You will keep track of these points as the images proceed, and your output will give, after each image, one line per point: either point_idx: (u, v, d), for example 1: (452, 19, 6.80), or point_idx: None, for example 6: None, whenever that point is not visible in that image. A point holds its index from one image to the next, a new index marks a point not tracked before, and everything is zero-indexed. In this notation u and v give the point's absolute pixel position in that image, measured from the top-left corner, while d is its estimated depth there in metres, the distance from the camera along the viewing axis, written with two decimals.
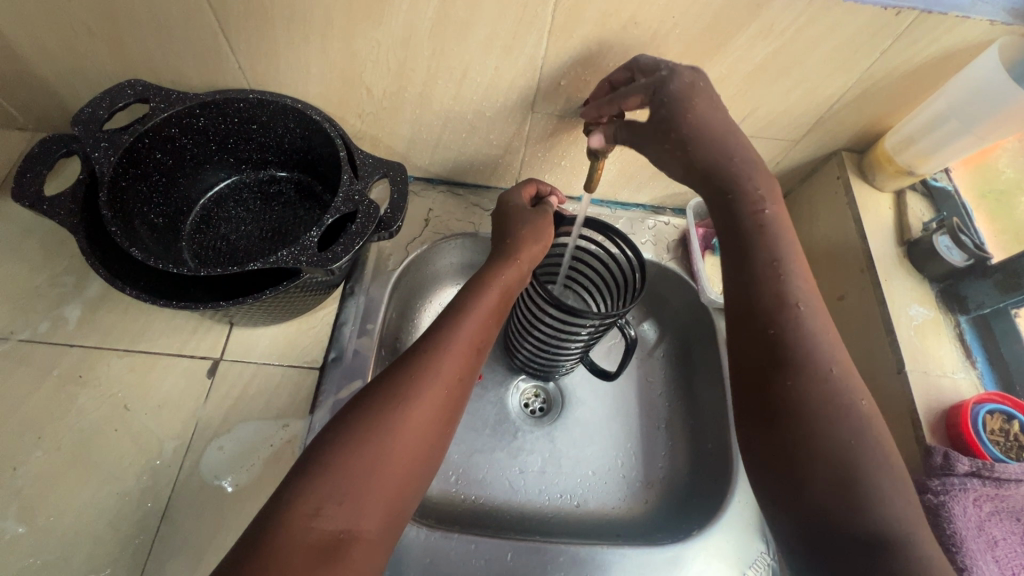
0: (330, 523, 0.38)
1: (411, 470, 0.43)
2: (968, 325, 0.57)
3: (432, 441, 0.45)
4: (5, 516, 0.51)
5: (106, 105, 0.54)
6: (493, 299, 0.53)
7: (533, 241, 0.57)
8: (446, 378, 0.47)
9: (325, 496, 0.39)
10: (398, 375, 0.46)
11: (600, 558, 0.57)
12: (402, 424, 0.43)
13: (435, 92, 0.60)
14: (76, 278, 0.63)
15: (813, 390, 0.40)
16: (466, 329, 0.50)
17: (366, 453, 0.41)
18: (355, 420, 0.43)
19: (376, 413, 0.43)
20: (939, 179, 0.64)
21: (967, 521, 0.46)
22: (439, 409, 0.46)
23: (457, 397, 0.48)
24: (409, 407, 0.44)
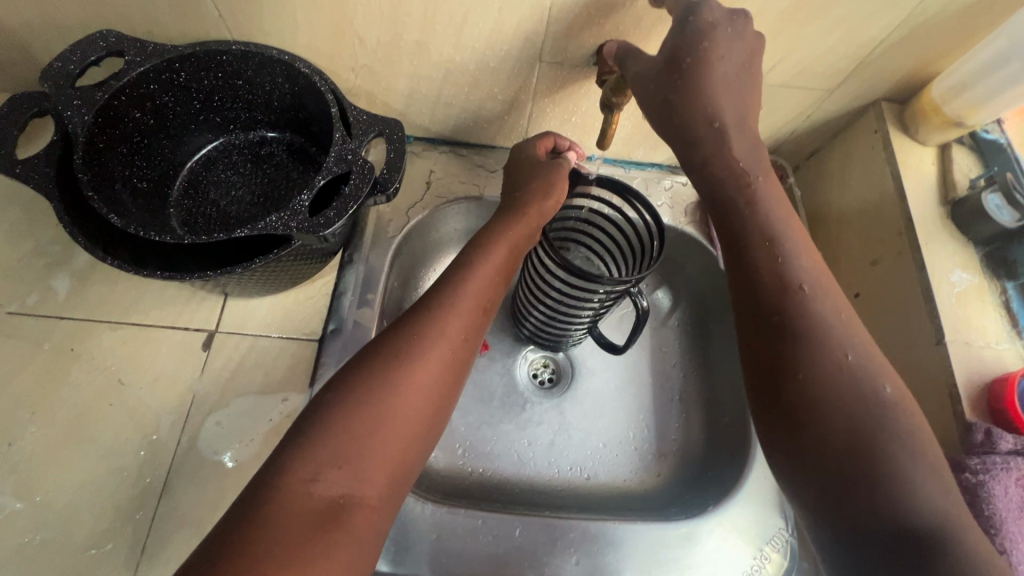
0: (331, 488, 0.35)
1: (416, 432, 0.40)
2: (1016, 292, 0.52)
3: (438, 402, 0.42)
4: (3, 492, 0.50)
5: (77, 58, 0.49)
6: (503, 255, 0.50)
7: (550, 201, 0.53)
8: (451, 336, 0.44)
9: (325, 460, 0.36)
10: (400, 334, 0.43)
11: (612, 532, 0.55)
12: (406, 384, 0.41)
13: (433, 40, 0.55)
14: (62, 248, 0.60)
15: (831, 374, 0.38)
16: (470, 287, 0.47)
17: (368, 414, 0.38)
18: (354, 381, 0.40)
19: (376, 374, 0.40)
20: (990, 130, 0.57)
21: (1008, 501, 0.42)
22: (445, 369, 0.43)
23: (462, 357, 0.45)
24: (412, 367, 0.41)
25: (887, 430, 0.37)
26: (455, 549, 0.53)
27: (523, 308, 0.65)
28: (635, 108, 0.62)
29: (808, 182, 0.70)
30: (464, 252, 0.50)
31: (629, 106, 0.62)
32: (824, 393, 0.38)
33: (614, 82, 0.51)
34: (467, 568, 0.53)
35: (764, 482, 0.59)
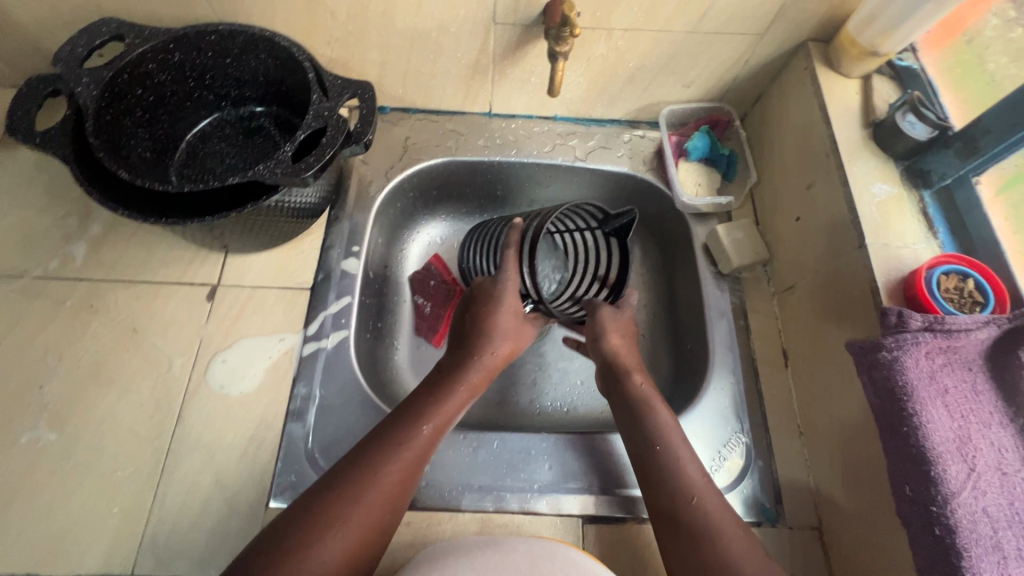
0: (336, 553, 0.45)
1: (393, 508, 0.49)
2: (933, 199, 0.57)
3: (411, 481, 0.51)
4: (38, 426, 0.57)
5: (84, 41, 0.56)
6: (482, 369, 0.59)
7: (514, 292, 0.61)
8: (405, 462, 0.51)
9: (329, 543, 0.45)
10: (359, 460, 0.50)
11: (581, 442, 0.61)
12: (383, 480, 0.49)
13: (396, 10, 0.61)
14: (78, 218, 0.67)
15: (695, 511, 0.49)
16: (455, 394, 0.56)
17: (362, 505, 0.47)
18: (353, 478, 0.48)
19: (374, 470, 0.49)
20: (904, 59, 0.63)
21: (918, 371, 0.47)
22: (398, 479, 0.50)
23: (413, 469, 0.52)
24: (398, 458, 0.50)
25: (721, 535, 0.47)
26: (437, 460, 0.59)
27: (482, 245, 0.71)
28: (586, 64, 0.68)
29: (755, 125, 0.76)
30: (446, 369, 0.59)
31: (580, 61, 0.68)
32: (693, 510, 0.49)
33: (554, 33, 0.57)
34: (449, 475, 0.58)
35: (722, 393, 0.64)
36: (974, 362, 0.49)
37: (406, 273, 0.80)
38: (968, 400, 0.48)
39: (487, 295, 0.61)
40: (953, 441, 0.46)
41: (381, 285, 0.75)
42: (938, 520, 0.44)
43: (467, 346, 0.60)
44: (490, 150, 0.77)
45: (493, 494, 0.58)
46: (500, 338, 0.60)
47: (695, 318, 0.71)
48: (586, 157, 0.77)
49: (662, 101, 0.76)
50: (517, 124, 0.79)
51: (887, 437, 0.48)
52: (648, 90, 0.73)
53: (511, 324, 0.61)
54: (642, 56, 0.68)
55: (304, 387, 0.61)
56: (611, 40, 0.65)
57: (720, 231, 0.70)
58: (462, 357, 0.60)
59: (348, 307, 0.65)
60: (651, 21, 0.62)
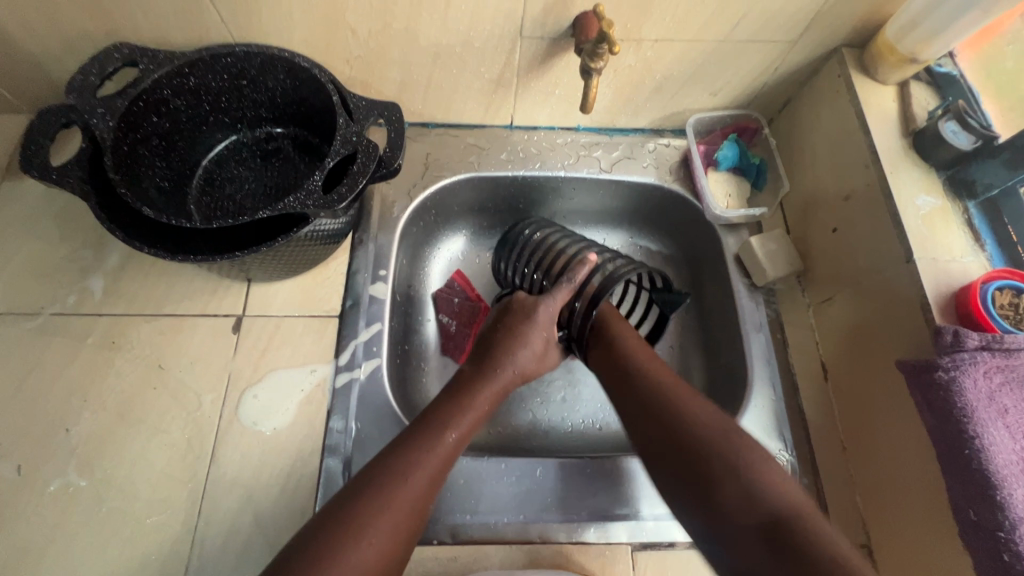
0: (365, 561, 0.41)
1: (420, 517, 0.46)
2: (977, 210, 0.56)
3: (433, 491, 0.47)
4: (67, 471, 0.55)
5: (96, 70, 0.53)
6: (506, 381, 0.56)
7: (549, 321, 0.58)
8: (433, 470, 0.47)
9: (360, 554, 0.41)
10: (389, 466, 0.46)
11: (624, 466, 0.60)
12: (413, 486, 0.46)
13: (420, 26, 0.59)
14: (93, 250, 0.65)
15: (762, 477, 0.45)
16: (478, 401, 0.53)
17: (389, 514, 0.43)
18: (381, 485, 0.45)
19: (401, 475, 0.46)
20: (943, 65, 0.62)
21: (977, 392, 0.46)
22: (425, 487, 0.46)
23: (439, 477, 0.48)
24: (426, 466, 0.47)
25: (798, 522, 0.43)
26: (480, 491, 0.58)
27: (513, 252, 0.71)
28: (613, 74, 0.66)
29: (783, 132, 0.75)
30: (469, 375, 0.56)
31: (607, 72, 0.66)
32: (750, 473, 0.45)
33: (589, 48, 0.55)
34: (494, 506, 0.57)
35: (763, 410, 0.63)
36: None
37: (430, 292, 0.77)
38: None
39: (524, 310, 0.58)
40: (1015, 463, 0.45)
41: (407, 307, 0.73)
42: (1006, 546, 0.43)
43: (492, 351, 0.57)
44: (513, 164, 0.75)
45: (540, 525, 0.57)
46: (525, 354, 0.57)
47: (729, 331, 0.70)
48: (611, 169, 0.75)
49: (689, 109, 0.74)
50: (539, 136, 0.77)
51: (946, 460, 0.47)
52: (675, 98, 0.72)
53: (538, 348, 0.58)
54: (671, 66, 0.66)
55: (339, 421, 0.59)
56: (641, 51, 0.63)
57: (754, 242, 0.69)
58: (486, 364, 0.56)
59: (378, 334, 0.64)
60: (683, 30, 0.60)
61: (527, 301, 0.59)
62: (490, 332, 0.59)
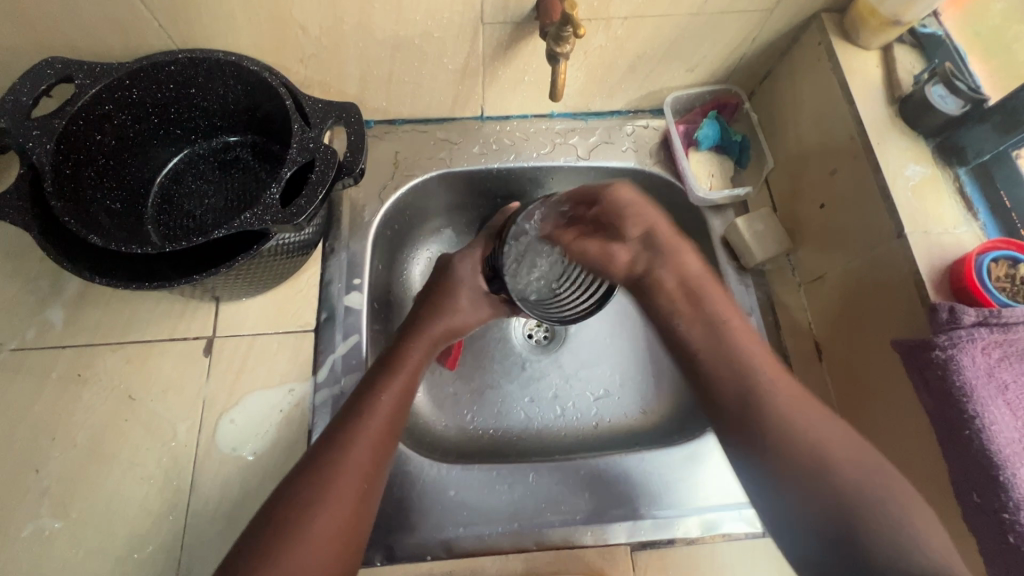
0: (329, 519, 0.43)
1: (373, 468, 0.46)
2: (968, 177, 0.54)
3: (385, 454, 0.48)
4: (40, 514, 0.53)
5: (27, 88, 0.49)
6: (435, 333, 0.57)
7: (470, 274, 0.61)
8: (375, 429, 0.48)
9: (317, 521, 0.42)
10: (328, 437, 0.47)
11: (619, 465, 0.58)
12: (359, 444, 0.46)
13: (374, 19, 0.55)
14: (50, 279, 0.61)
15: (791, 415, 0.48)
16: (411, 356, 0.54)
17: (337, 483, 0.44)
18: (325, 457, 0.45)
19: (346, 443, 0.46)
20: (927, 25, 0.60)
21: (976, 370, 0.44)
22: (374, 441, 0.47)
23: (387, 434, 0.48)
24: (365, 421, 0.48)
25: (905, 522, 0.41)
26: (471, 502, 0.56)
27: None
28: (585, 57, 0.63)
29: (764, 106, 0.72)
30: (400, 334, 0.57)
31: (576, 55, 0.63)
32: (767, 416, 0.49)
33: (554, 32, 0.52)
34: (487, 517, 0.56)
35: None
36: None
37: (410, 295, 0.75)
38: None
39: (441, 268, 0.61)
40: (1018, 442, 0.43)
41: (387, 313, 0.71)
42: (1012, 529, 0.42)
43: (420, 311, 0.59)
44: (487, 157, 0.72)
45: (535, 532, 0.56)
46: (452, 307, 0.59)
47: None
48: (589, 156, 0.72)
49: (665, 88, 0.71)
50: (512, 126, 0.73)
51: (947, 440, 0.46)
52: (651, 78, 0.68)
53: (463, 300, 0.60)
54: (645, 44, 0.62)
55: None
56: (610, 30, 0.59)
57: (740, 224, 0.67)
58: (415, 322, 0.58)
59: (357, 346, 0.61)
60: (655, 6, 0.56)
61: (445, 261, 0.62)
62: (420, 298, 0.62)
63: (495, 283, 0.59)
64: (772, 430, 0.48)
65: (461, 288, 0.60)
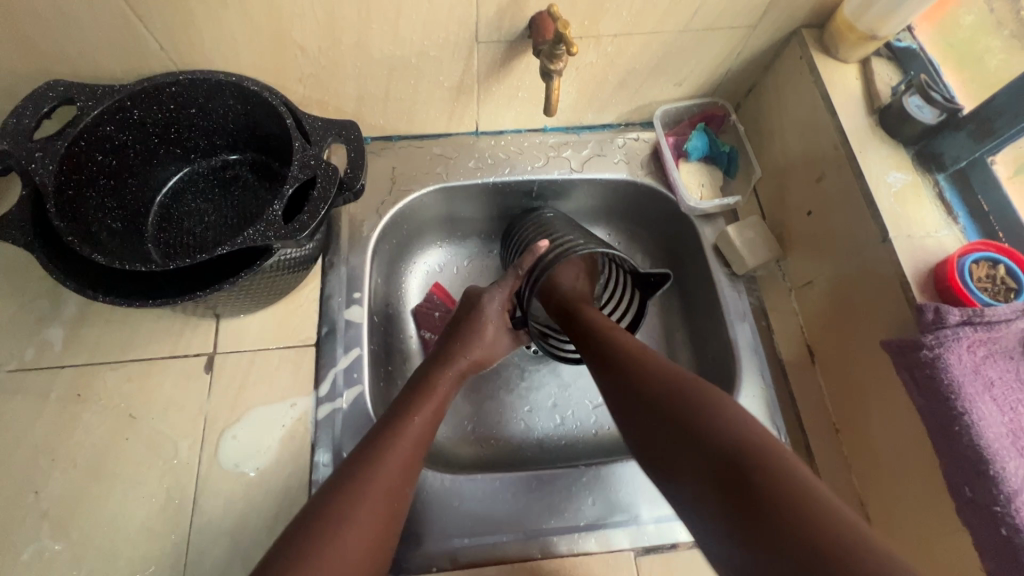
0: (352, 553, 0.40)
1: (398, 502, 0.45)
2: (947, 182, 0.57)
3: (409, 481, 0.47)
4: (39, 537, 0.52)
5: (30, 111, 0.49)
6: (461, 367, 0.57)
7: (497, 312, 0.60)
8: (400, 459, 0.47)
9: (350, 542, 0.40)
10: (349, 462, 0.45)
11: (621, 472, 0.59)
12: (387, 473, 0.45)
13: (372, 39, 0.57)
14: (50, 299, 0.61)
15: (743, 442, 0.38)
16: (438, 389, 0.54)
17: (369, 503, 0.43)
18: (354, 476, 0.44)
19: (377, 462, 0.45)
20: (902, 40, 0.63)
21: (963, 368, 0.46)
22: (400, 472, 0.46)
23: (410, 466, 0.47)
24: (393, 450, 0.47)
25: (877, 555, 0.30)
26: (475, 512, 0.56)
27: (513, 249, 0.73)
28: (576, 72, 0.65)
29: (751, 118, 0.74)
30: (423, 369, 0.56)
31: (569, 72, 0.65)
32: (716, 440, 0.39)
33: (549, 50, 0.54)
34: (491, 527, 0.56)
35: (754, 400, 0.63)
36: (1014, 350, 0.48)
37: (409, 308, 0.75)
38: (1014, 390, 0.47)
39: (469, 302, 0.61)
40: (1006, 436, 0.45)
41: (386, 326, 0.71)
42: (1004, 521, 0.43)
43: (446, 345, 0.58)
44: (483, 171, 0.73)
45: (540, 540, 0.56)
46: (478, 343, 0.58)
47: (714, 322, 0.70)
48: (582, 168, 0.74)
49: (655, 102, 0.73)
50: (505, 140, 0.75)
51: (939, 437, 0.47)
52: (640, 92, 0.71)
53: (487, 334, 0.59)
54: (634, 60, 0.64)
55: (325, 453, 0.57)
56: (600, 47, 0.61)
57: (731, 232, 0.68)
58: (443, 353, 0.57)
59: (358, 360, 0.62)
60: (642, 23, 0.58)
61: (475, 292, 0.61)
62: (445, 333, 0.60)
63: (521, 322, 0.60)
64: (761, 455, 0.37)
65: (487, 322, 0.59)
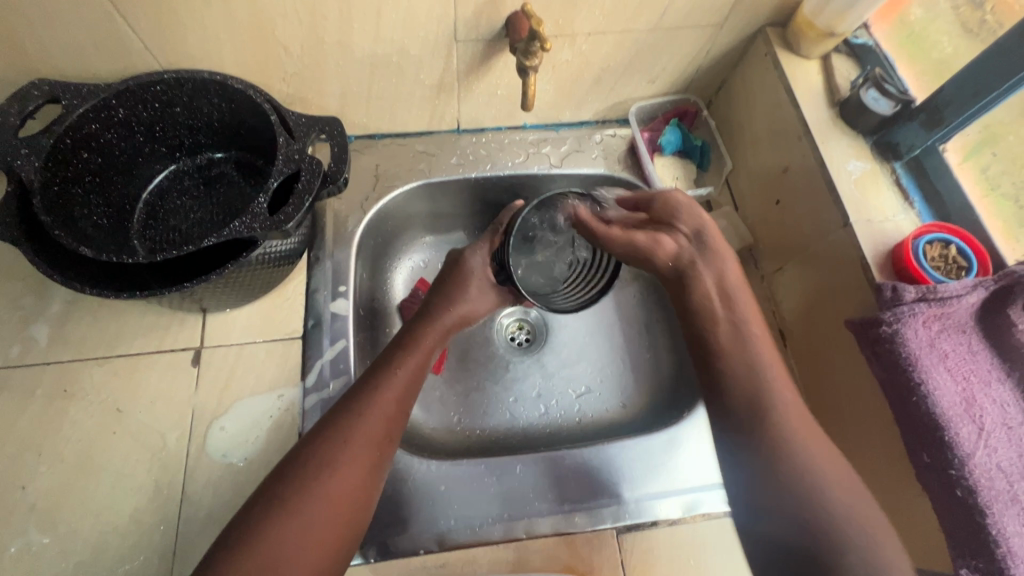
0: (320, 517, 0.43)
1: (372, 466, 0.47)
2: (904, 170, 0.60)
3: (395, 431, 0.50)
4: (27, 530, 0.53)
5: (14, 109, 0.50)
6: (448, 321, 0.58)
7: (481, 266, 0.60)
8: (376, 424, 0.48)
9: (321, 492, 0.44)
10: (327, 429, 0.48)
11: (602, 454, 0.61)
12: (361, 435, 0.47)
13: (353, 38, 0.58)
14: (34, 297, 0.62)
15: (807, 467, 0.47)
16: (420, 347, 0.55)
17: (351, 453, 0.46)
18: (338, 427, 0.47)
19: (360, 413, 0.48)
20: (859, 37, 0.66)
21: (918, 341, 0.49)
22: (374, 438, 0.48)
23: (390, 429, 0.49)
24: (369, 414, 0.48)
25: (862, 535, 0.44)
26: (462, 496, 0.58)
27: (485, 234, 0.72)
28: (552, 70, 0.67)
29: (722, 113, 0.77)
30: (410, 325, 0.57)
31: (546, 70, 0.67)
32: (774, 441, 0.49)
33: (523, 47, 0.56)
34: (477, 509, 0.57)
35: None
36: (966, 324, 0.51)
37: (394, 302, 0.77)
38: (967, 361, 0.50)
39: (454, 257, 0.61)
40: (960, 404, 0.48)
41: (372, 319, 0.73)
42: (958, 482, 0.46)
43: (431, 299, 0.59)
44: (465, 167, 0.75)
45: (525, 521, 0.57)
46: (465, 296, 0.59)
47: None
48: (561, 163, 0.76)
49: (630, 99, 0.75)
50: (487, 138, 0.77)
51: (898, 407, 0.50)
52: (615, 89, 0.73)
53: (475, 290, 0.59)
54: (608, 58, 0.67)
55: None
56: (575, 46, 0.64)
57: None
58: (427, 308, 0.58)
59: (344, 351, 0.63)
60: (614, 22, 0.61)
61: (459, 249, 0.62)
62: (433, 285, 0.61)
63: (503, 277, 0.58)
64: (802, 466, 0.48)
65: (472, 278, 0.59)
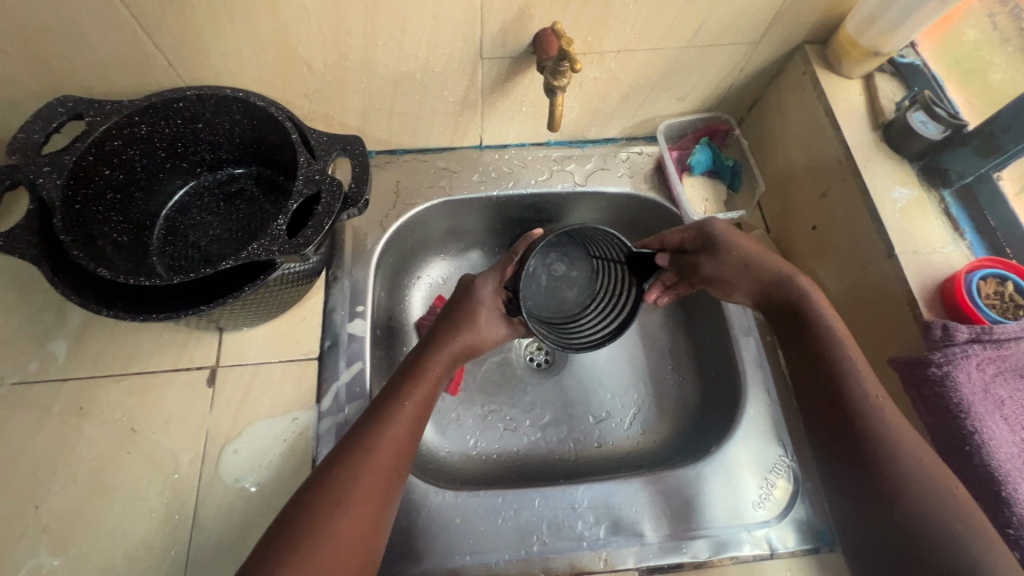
0: (329, 560, 0.42)
1: (382, 504, 0.46)
2: (953, 198, 0.57)
3: (402, 465, 0.49)
4: (39, 551, 0.52)
5: (39, 126, 0.49)
6: (455, 352, 0.56)
7: (491, 295, 0.58)
8: (384, 462, 0.47)
9: (332, 535, 0.42)
10: (338, 463, 0.46)
11: (624, 488, 0.58)
12: (371, 470, 0.46)
13: (377, 55, 0.57)
14: (55, 312, 0.61)
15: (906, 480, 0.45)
16: (428, 376, 0.53)
17: (354, 504, 0.44)
18: (344, 467, 0.45)
19: (370, 446, 0.47)
20: (906, 55, 0.63)
21: (972, 386, 0.46)
22: (382, 476, 0.46)
23: (396, 465, 0.48)
24: (377, 450, 0.47)
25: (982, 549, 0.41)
26: (477, 529, 0.56)
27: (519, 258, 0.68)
28: (579, 88, 0.65)
29: (756, 132, 0.74)
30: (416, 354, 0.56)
31: (572, 87, 0.65)
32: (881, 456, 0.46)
33: (551, 66, 0.54)
34: (494, 545, 0.55)
35: (760, 415, 0.62)
36: None
37: (411, 321, 0.75)
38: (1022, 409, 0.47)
39: (463, 284, 0.59)
40: (1018, 455, 0.45)
41: (389, 338, 0.71)
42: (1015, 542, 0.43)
43: (437, 328, 0.57)
44: (486, 185, 0.73)
45: (541, 558, 0.55)
46: (474, 326, 0.57)
47: (718, 336, 0.69)
48: (586, 182, 0.73)
49: (658, 117, 0.73)
50: (510, 154, 0.75)
51: (948, 455, 0.47)
52: (643, 107, 0.71)
53: (480, 321, 0.57)
54: (637, 75, 0.65)
55: None
56: (604, 63, 0.62)
57: None
58: (435, 336, 0.56)
59: (360, 373, 0.62)
60: (647, 39, 0.59)
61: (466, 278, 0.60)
62: (443, 312, 0.59)
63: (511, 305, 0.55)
64: (907, 472, 0.45)
65: (478, 307, 0.57)
